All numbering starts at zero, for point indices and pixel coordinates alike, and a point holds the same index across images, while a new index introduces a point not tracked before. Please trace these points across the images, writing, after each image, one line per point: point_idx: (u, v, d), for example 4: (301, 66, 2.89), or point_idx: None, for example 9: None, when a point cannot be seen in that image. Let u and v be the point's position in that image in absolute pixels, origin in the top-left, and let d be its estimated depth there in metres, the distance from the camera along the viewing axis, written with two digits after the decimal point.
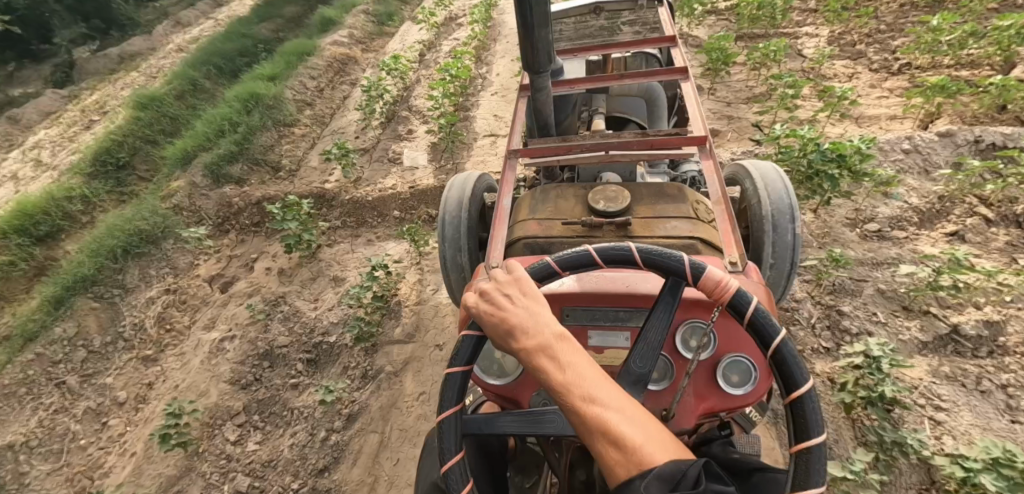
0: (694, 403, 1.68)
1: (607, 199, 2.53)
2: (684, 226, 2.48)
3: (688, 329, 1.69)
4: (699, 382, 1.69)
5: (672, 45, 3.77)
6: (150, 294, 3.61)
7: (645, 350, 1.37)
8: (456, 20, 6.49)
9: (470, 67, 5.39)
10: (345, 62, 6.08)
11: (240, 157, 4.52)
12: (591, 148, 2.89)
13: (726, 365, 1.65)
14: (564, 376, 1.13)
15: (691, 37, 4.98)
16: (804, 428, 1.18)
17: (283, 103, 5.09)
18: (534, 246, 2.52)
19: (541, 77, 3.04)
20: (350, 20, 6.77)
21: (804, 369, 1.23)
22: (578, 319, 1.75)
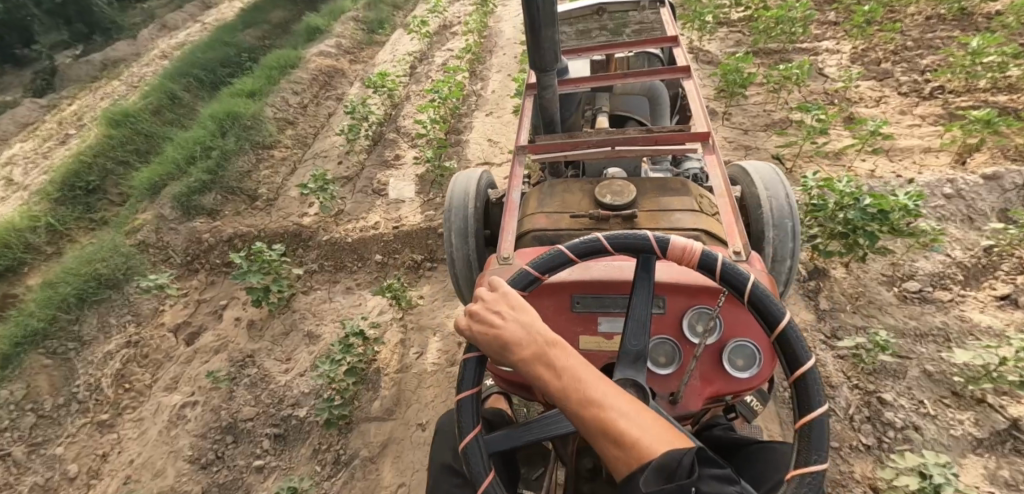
0: (700, 387, 1.67)
1: (613, 192, 2.53)
2: (690, 217, 2.45)
3: (694, 315, 1.67)
4: (705, 366, 1.68)
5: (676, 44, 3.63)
6: (109, 348, 3.29)
7: (636, 329, 1.42)
8: (450, 29, 6.11)
9: (463, 83, 5.00)
10: (331, 75, 5.71)
11: (213, 186, 4.17)
12: (598, 143, 2.86)
13: (732, 348, 1.65)
14: (559, 382, 1.15)
15: (702, 52, 4.61)
16: (793, 359, 1.29)
17: (262, 123, 4.72)
18: (542, 237, 2.50)
19: (548, 77, 3.00)
20: (338, 28, 6.39)
21: (778, 305, 1.35)
22: (588, 306, 1.79)
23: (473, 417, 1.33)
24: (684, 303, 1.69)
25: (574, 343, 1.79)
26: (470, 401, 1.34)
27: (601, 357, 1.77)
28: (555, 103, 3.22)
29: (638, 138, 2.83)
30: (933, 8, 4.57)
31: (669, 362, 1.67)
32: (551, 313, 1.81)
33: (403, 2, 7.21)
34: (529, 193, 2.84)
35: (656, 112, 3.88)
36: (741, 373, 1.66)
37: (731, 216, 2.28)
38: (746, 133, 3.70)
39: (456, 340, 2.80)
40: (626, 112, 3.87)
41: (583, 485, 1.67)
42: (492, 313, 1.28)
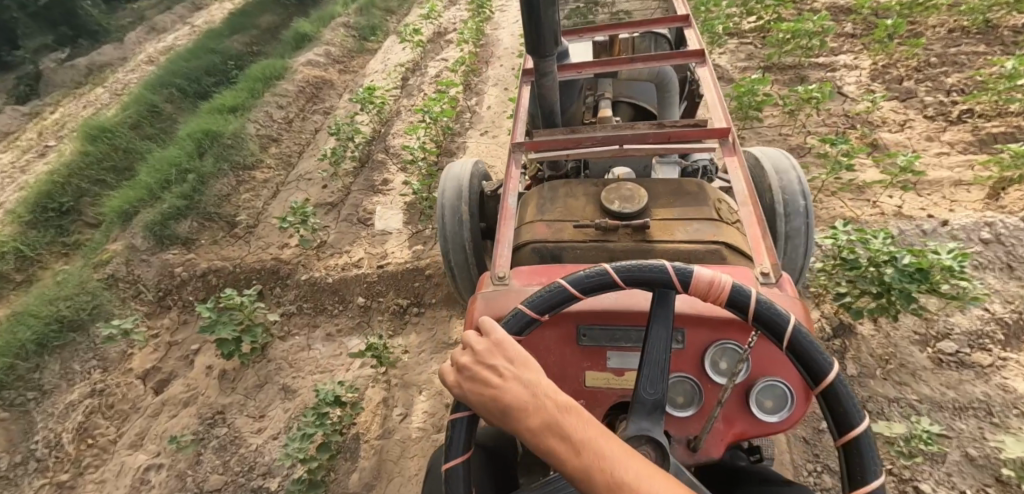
0: (723, 431, 1.43)
1: (622, 197, 2.19)
2: (709, 228, 2.14)
3: (718, 350, 1.45)
4: (730, 407, 1.43)
5: (686, 26, 3.51)
6: (72, 398, 3.05)
7: (653, 374, 1.20)
8: (445, 37, 5.82)
9: (456, 98, 4.72)
10: (319, 86, 5.42)
11: (189, 213, 3.92)
12: (604, 141, 2.56)
13: (762, 387, 1.39)
14: (578, 460, 0.92)
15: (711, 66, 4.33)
16: (844, 417, 1.10)
17: (243, 142, 4.45)
18: (541, 252, 2.16)
19: (547, 62, 2.83)
20: (328, 35, 6.10)
21: (823, 352, 1.14)
22: (596, 339, 1.50)
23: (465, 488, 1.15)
24: (705, 336, 1.46)
25: (579, 381, 1.51)
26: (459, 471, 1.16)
27: (609, 396, 1.49)
28: (555, 92, 3.05)
29: (649, 135, 2.52)
30: (957, 20, 4.28)
31: (686, 403, 1.44)
32: (553, 346, 1.53)
33: (397, 6, 6.90)
34: (525, 193, 2.49)
35: (665, 100, 3.69)
36: (772, 417, 1.40)
37: (758, 228, 1.95)
38: None
39: (443, 399, 2.56)
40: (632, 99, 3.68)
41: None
42: (488, 372, 1.06)
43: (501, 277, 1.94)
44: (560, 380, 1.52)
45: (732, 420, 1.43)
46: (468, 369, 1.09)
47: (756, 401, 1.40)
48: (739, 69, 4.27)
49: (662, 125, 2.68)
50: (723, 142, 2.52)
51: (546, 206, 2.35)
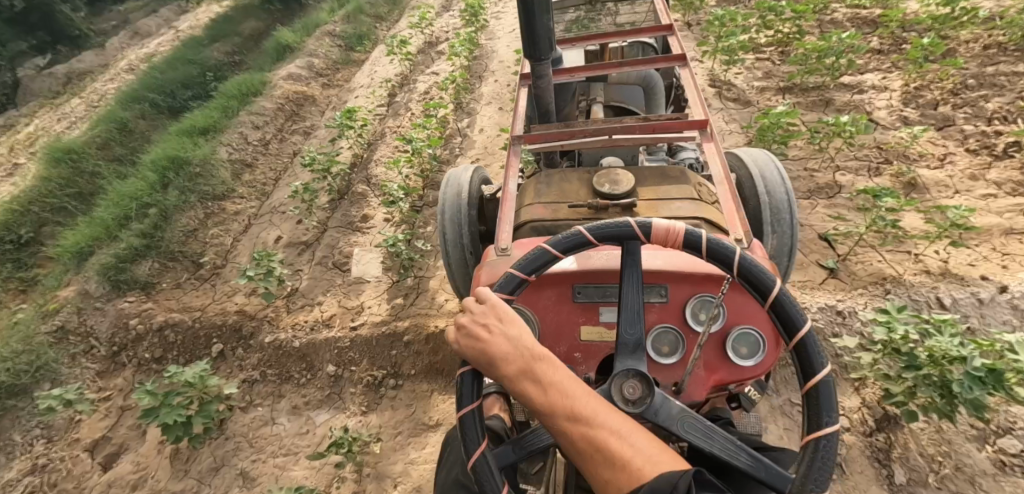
0: (703, 376, 1.55)
1: (611, 180, 2.33)
2: (690, 206, 2.32)
3: (698, 303, 1.55)
4: (709, 354, 1.55)
5: (669, 33, 3.63)
6: (8, 476, 2.71)
7: (628, 317, 1.26)
8: (436, 48, 5.43)
9: (445, 119, 4.31)
10: (300, 102, 4.99)
11: (151, 252, 3.57)
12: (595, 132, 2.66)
13: (738, 335, 1.51)
14: (546, 398, 1.04)
15: (725, 86, 3.93)
16: (790, 324, 1.17)
17: (213, 169, 4.08)
18: (542, 226, 2.32)
19: (543, 65, 2.87)
20: (312, 45, 5.68)
21: (769, 270, 1.22)
22: (590, 296, 1.62)
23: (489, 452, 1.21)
24: (686, 290, 1.56)
25: (574, 335, 1.62)
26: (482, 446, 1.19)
27: (602, 348, 1.61)
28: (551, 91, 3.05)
29: (635, 126, 2.66)
30: (995, 35, 3.85)
31: (670, 351, 1.54)
32: (551, 303, 1.64)
33: (386, 13, 6.50)
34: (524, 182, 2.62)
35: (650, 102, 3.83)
36: (747, 361, 1.52)
37: (734, 208, 2.17)
38: None
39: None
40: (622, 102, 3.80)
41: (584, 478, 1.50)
42: (480, 327, 1.14)
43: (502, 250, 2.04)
44: (557, 337, 1.63)
45: (712, 367, 1.55)
46: (458, 324, 1.17)
47: (732, 347, 1.53)
48: (758, 90, 3.87)
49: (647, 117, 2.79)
50: (703, 133, 2.64)
51: (542, 190, 2.51)
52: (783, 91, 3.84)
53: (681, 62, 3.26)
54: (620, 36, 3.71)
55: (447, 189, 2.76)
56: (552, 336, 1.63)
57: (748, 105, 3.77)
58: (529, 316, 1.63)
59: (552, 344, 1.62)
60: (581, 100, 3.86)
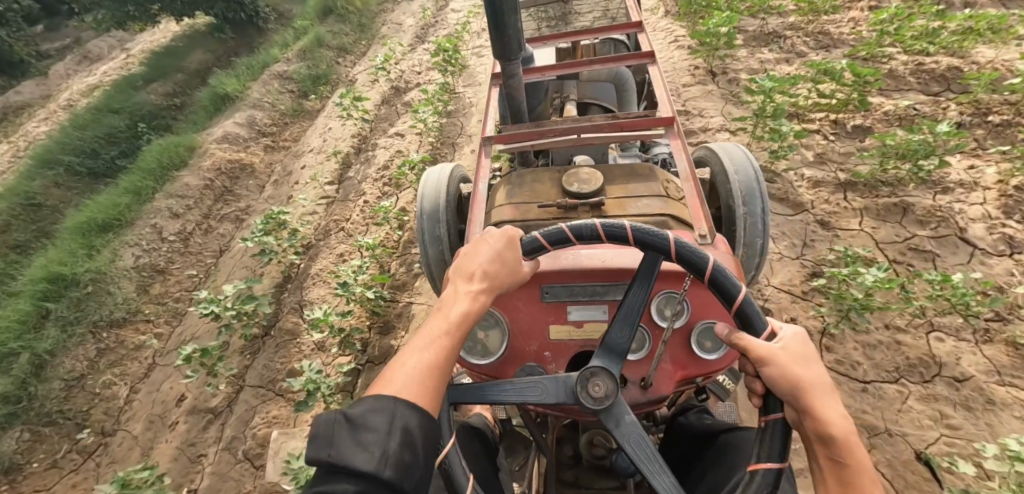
0: (671, 371, 1.47)
1: (580, 179, 2.35)
2: (659, 203, 2.32)
3: (663, 299, 1.45)
4: (675, 349, 1.47)
5: (639, 31, 3.62)
6: None
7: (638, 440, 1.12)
8: (403, 96, 4.44)
9: (402, 208, 3.34)
10: (235, 174, 4.01)
11: (18, 419, 2.74)
12: (566, 129, 2.71)
13: (704, 329, 1.43)
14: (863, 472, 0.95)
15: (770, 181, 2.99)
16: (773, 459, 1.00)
17: (110, 286, 3.23)
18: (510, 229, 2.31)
19: (514, 65, 2.81)
20: (255, 92, 4.63)
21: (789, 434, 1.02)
22: (558, 296, 1.51)
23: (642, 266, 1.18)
24: (655, 285, 1.46)
25: (544, 335, 1.50)
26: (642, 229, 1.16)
27: (573, 348, 1.49)
28: (523, 91, 2.97)
29: (605, 124, 2.73)
30: None
31: (639, 349, 1.47)
32: (519, 305, 1.51)
33: (351, 44, 5.49)
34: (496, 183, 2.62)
35: (622, 97, 3.76)
36: (713, 354, 1.46)
37: (696, 199, 2.23)
38: (864, 390, 2.15)
39: None
40: (593, 100, 3.70)
41: (566, 474, 1.55)
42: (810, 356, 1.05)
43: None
44: (527, 335, 1.50)
45: (679, 362, 1.46)
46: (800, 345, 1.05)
47: (697, 342, 1.46)
48: (810, 184, 2.95)
49: (616, 116, 2.87)
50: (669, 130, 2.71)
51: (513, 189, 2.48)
52: (845, 187, 2.91)
53: (649, 58, 3.32)
54: (591, 33, 3.70)
55: (424, 186, 2.76)
56: (518, 341, 1.48)
57: (798, 208, 2.84)
58: (499, 319, 1.50)
59: (523, 342, 1.49)
60: (555, 98, 3.74)
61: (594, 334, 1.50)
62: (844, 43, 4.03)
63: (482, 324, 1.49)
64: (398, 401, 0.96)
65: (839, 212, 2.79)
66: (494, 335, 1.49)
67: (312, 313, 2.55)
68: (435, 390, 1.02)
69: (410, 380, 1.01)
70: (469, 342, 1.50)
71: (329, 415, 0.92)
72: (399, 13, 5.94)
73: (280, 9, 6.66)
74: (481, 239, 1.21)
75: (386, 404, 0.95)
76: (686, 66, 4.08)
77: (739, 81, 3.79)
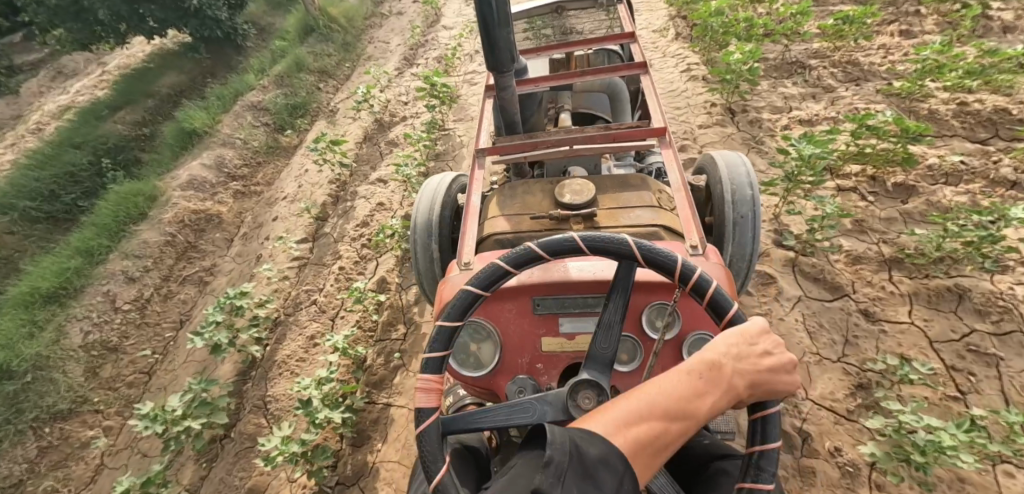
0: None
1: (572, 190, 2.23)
2: (650, 215, 2.21)
3: (654, 310, 1.51)
4: (665, 358, 1.50)
5: (631, 41, 3.20)
6: None
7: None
8: (387, 133, 4.00)
9: (381, 277, 2.92)
10: (200, 226, 3.60)
11: None
12: (557, 141, 2.51)
13: (695, 341, 1.48)
14: None
15: (807, 261, 2.57)
16: None
17: (54, 371, 2.87)
18: (502, 241, 2.19)
19: (507, 78, 2.51)
20: (225, 126, 4.18)
21: None
22: (549, 307, 1.57)
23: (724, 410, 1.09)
24: (644, 297, 1.53)
25: (536, 347, 1.56)
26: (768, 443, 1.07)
27: (563, 359, 1.55)
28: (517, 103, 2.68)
29: (598, 134, 2.51)
30: None
31: (631, 360, 1.51)
32: (510, 318, 1.56)
33: (335, 67, 5.04)
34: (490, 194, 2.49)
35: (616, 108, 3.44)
36: None
37: (689, 212, 2.07)
38: None
39: None
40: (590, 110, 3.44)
41: None
42: None
43: (463, 265, 1.97)
44: (519, 347, 1.56)
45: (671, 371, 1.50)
46: None
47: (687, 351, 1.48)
48: (849, 259, 2.57)
49: (610, 125, 2.63)
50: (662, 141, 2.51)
51: (505, 202, 2.37)
52: (889, 264, 2.54)
53: (645, 69, 2.99)
54: (585, 42, 3.31)
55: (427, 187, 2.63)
56: (510, 352, 1.55)
57: (836, 290, 2.46)
58: (489, 331, 1.56)
59: (514, 356, 1.55)
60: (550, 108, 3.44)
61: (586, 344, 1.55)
62: (876, 76, 3.64)
63: (475, 337, 1.56)
64: (628, 468, 0.94)
65: (885, 298, 2.42)
66: (488, 345, 1.56)
67: (270, 439, 2.10)
68: (649, 465, 0.98)
69: (637, 447, 0.97)
70: (464, 354, 1.57)
71: (570, 441, 0.91)
72: (387, 31, 5.51)
73: (261, 24, 6.19)
74: (775, 341, 1.14)
75: (614, 461, 0.93)
76: (701, 103, 3.68)
77: (762, 123, 3.38)
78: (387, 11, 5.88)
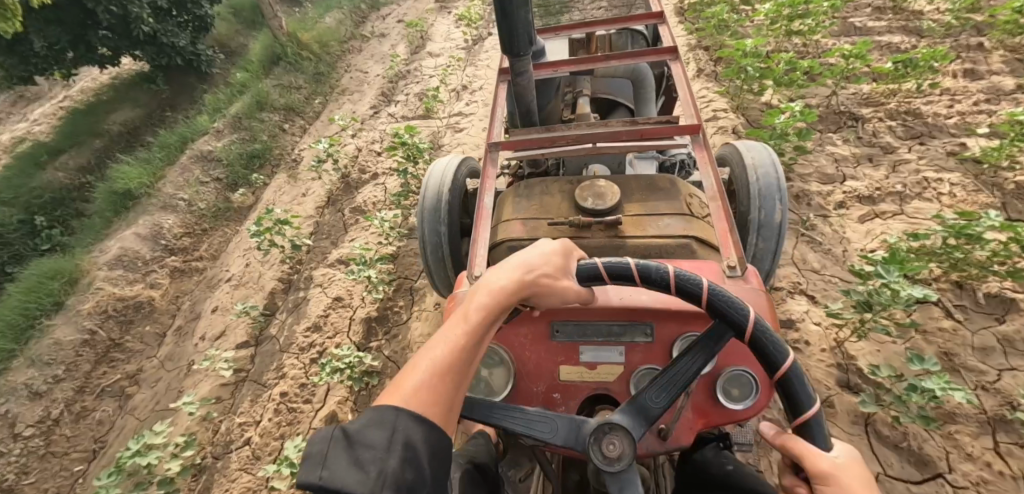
0: (693, 421, 1.18)
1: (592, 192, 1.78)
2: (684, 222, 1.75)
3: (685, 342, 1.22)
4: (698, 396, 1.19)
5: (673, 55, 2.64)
6: None
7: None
8: (354, 194, 3.32)
9: (329, 412, 2.30)
10: (127, 317, 2.99)
11: None
12: (577, 138, 2.07)
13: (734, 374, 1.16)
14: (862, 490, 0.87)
15: (886, 423, 1.93)
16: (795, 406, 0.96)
17: None
18: (516, 250, 1.77)
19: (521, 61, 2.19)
20: (167, 185, 3.55)
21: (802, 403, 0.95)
22: (569, 334, 1.29)
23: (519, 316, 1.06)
24: (674, 325, 1.25)
25: (552, 377, 1.27)
26: (607, 272, 1.03)
27: (586, 391, 1.25)
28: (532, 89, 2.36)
29: (622, 132, 2.06)
30: None
31: None
32: (525, 342, 1.29)
33: (302, 103, 4.38)
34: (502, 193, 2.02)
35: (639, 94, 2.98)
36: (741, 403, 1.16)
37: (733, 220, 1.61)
38: None
39: None
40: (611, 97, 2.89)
41: None
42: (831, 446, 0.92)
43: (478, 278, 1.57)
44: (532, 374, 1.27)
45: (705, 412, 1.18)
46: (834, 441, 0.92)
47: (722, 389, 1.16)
48: (939, 416, 1.93)
49: (635, 119, 2.19)
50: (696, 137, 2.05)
51: (517, 204, 1.90)
52: (993, 424, 1.90)
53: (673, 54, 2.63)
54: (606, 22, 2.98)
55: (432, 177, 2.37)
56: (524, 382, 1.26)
57: (925, 466, 1.84)
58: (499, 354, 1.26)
59: (528, 382, 1.26)
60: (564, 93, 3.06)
61: (605, 376, 1.26)
62: (944, 131, 2.97)
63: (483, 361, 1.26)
64: (399, 411, 0.89)
65: (993, 482, 1.79)
66: (499, 373, 1.24)
67: None
68: (436, 400, 0.92)
69: (417, 390, 0.92)
70: None
71: (327, 429, 0.87)
72: (366, 58, 4.87)
73: (231, 46, 5.55)
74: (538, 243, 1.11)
75: (385, 417, 0.88)
76: None
77: (810, 199, 2.71)
78: (368, 33, 5.24)
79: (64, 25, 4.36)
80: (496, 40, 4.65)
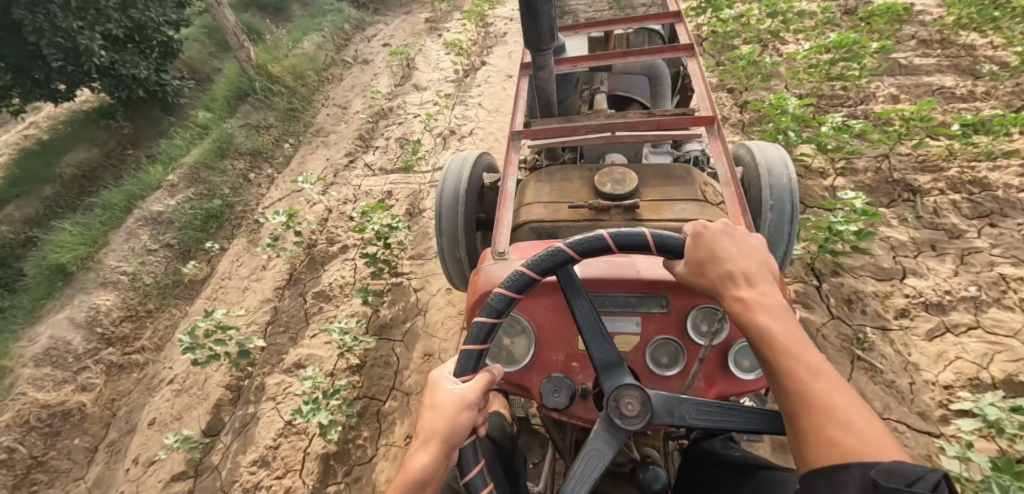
0: (702, 391, 1.20)
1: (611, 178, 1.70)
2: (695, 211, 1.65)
3: (700, 314, 1.20)
4: (709, 365, 1.20)
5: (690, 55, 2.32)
6: None
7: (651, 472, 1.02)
8: (321, 271, 2.86)
9: None
10: (54, 425, 2.51)
11: None
12: (598, 126, 1.93)
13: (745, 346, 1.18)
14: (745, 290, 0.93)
15: None
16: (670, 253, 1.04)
17: None
18: (539, 232, 1.68)
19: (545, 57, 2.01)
20: (109, 257, 3.10)
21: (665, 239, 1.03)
22: None
23: (473, 450, 0.96)
24: (689, 296, 1.21)
25: (571, 345, 1.25)
26: (478, 348, 1.03)
27: None
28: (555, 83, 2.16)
29: (640, 121, 1.92)
30: None
31: (670, 363, 1.22)
32: (546, 311, 1.26)
33: (271, 146, 3.89)
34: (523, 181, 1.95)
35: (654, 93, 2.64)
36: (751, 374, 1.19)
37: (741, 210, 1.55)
38: None
39: None
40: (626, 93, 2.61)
41: None
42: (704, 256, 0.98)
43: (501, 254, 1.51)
44: (552, 340, 1.26)
45: (713, 379, 1.21)
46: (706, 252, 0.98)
47: (733, 359, 1.19)
48: None
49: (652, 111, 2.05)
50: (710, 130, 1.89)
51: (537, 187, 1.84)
52: None
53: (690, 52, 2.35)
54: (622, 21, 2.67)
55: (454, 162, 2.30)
56: (546, 347, 1.25)
57: None
58: (524, 324, 1.26)
59: (551, 349, 1.25)
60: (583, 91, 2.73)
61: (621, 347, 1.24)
62: (1019, 208, 2.47)
63: (509, 331, 1.27)
64: None
65: None
66: (521, 342, 1.27)
67: None
68: None
69: None
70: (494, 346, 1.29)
71: None
72: (347, 89, 4.38)
73: (202, 71, 5.07)
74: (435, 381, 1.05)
75: None
76: None
77: (865, 303, 2.21)
78: (350, 58, 4.76)
79: (4, 60, 3.87)
80: (490, 71, 4.15)
